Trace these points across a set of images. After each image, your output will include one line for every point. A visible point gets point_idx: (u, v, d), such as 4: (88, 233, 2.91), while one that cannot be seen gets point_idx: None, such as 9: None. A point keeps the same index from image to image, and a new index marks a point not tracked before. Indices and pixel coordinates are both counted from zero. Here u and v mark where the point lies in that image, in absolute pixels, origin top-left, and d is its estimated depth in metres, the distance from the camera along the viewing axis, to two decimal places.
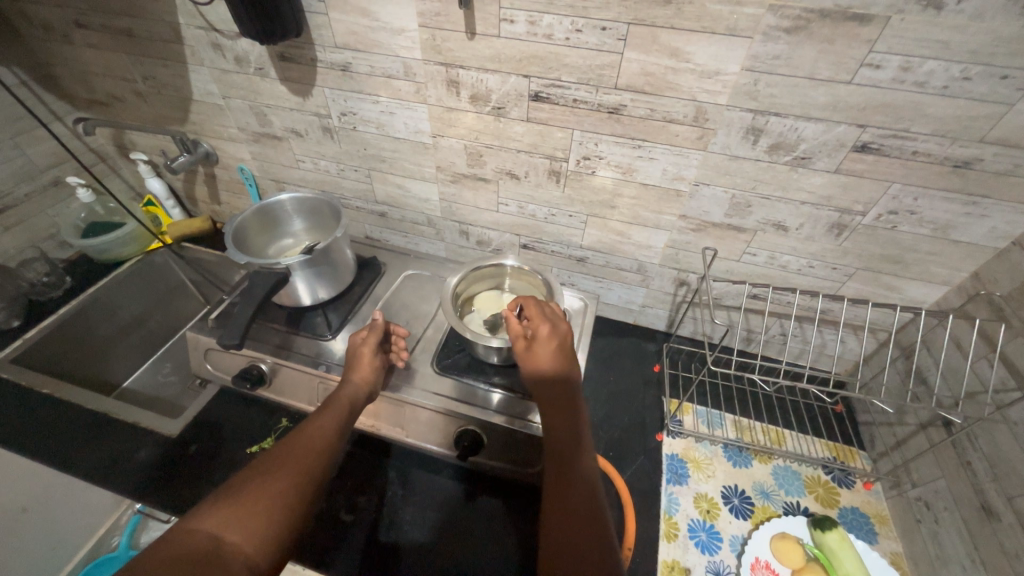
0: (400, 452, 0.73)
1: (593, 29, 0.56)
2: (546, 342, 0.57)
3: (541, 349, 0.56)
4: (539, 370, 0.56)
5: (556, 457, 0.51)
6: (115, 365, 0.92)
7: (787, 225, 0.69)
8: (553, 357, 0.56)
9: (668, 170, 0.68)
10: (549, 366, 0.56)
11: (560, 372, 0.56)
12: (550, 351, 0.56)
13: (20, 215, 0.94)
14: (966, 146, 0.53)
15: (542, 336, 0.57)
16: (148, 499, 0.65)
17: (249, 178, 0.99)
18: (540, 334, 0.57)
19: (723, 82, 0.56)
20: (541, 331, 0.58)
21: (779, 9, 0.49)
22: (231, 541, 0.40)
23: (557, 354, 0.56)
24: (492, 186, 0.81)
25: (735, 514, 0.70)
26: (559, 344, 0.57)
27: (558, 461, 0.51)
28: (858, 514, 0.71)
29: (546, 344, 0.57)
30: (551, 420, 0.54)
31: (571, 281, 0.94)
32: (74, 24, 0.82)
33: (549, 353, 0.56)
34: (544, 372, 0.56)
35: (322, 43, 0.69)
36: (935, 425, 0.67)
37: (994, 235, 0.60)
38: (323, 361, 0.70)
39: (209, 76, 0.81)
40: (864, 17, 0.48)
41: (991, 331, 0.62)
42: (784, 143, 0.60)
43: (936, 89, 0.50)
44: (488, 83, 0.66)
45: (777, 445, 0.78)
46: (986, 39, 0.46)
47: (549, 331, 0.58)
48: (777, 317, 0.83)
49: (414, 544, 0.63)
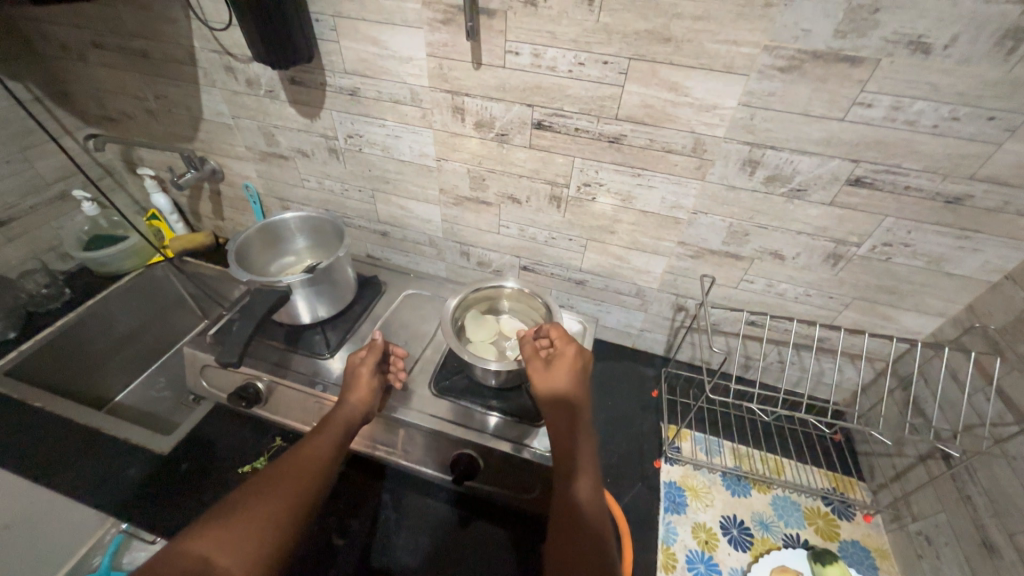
0: (394, 475, 0.71)
1: (596, 63, 0.58)
2: (570, 364, 0.58)
3: (563, 368, 0.57)
4: (557, 389, 0.56)
5: (561, 483, 0.51)
6: (109, 379, 0.91)
7: (784, 254, 0.70)
8: (572, 378, 0.57)
9: (667, 198, 0.69)
10: (569, 387, 0.56)
11: (577, 393, 0.56)
12: (570, 371, 0.57)
13: (25, 227, 0.95)
14: (957, 183, 0.55)
15: (567, 357, 0.58)
16: (134, 519, 0.64)
17: (254, 196, 1.00)
18: (565, 355, 0.58)
19: (720, 116, 0.58)
20: (566, 352, 0.59)
21: (774, 49, 0.51)
22: (222, 564, 0.40)
23: (575, 376, 0.57)
24: (493, 209, 0.82)
25: (734, 546, 0.69)
26: (580, 367, 0.58)
27: (562, 487, 0.50)
28: (858, 548, 0.70)
29: (568, 364, 0.58)
30: (560, 443, 0.54)
31: (570, 303, 0.95)
32: (91, 45, 0.85)
33: (571, 374, 0.57)
34: (562, 391, 0.56)
35: (332, 69, 0.72)
36: (934, 458, 0.67)
37: (986, 269, 0.61)
38: (320, 380, 0.70)
39: (220, 96, 0.83)
40: (855, 59, 0.50)
41: (987, 363, 0.62)
42: (780, 175, 0.61)
43: (927, 128, 0.52)
44: (493, 111, 0.68)
45: (776, 475, 0.77)
46: (972, 83, 0.48)
47: (575, 353, 0.59)
48: (774, 344, 0.83)
49: (405, 572, 0.61)
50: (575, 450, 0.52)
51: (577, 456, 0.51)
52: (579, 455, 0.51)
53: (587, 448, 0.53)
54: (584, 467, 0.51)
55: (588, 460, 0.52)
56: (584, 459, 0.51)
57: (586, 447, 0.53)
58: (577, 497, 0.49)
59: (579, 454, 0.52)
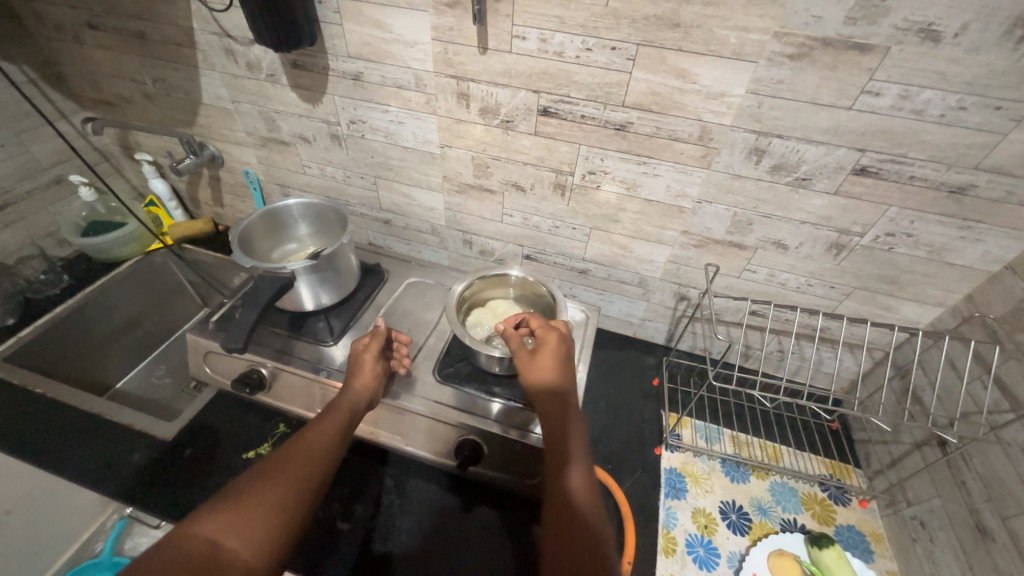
0: (397, 460, 0.72)
1: (603, 48, 0.58)
2: (553, 352, 0.57)
3: (548, 357, 0.57)
4: (541, 378, 0.56)
5: (551, 471, 0.50)
6: (109, 366, 0.91)
7: (787, 243, 0.70)
8: (557, 366, 0.56)
9: (672, 186, 0.69)
10: (553, 375, 0.56)
11: (562, 379, 0.56)
12: (553, 359, 0.57)
13: (21, 212, 0.94)
14: (961, 172, 0.55)
15: (550, 345, 0.58)
16: (138, 503, 0.64)
17: (253, 182, 0.99)
18: (547, 343, 0.58)
19: (728, 103, 0.58)
20: (548, 339, 0.59)
21: (783, 36, 0.51)
22: (230, 546, 0.40)
23: (560, 363, 0.57)
24: (497, 197, 0.82)
25: (733, 530, 0.71)
26: (563, 353, 0.58)
27: (553, 476, 0.50)
28: (854, 532, 0.72)
29: (553, 352, 0.57)
30: (548, 432, 0.53)
31: (572, 292, 0.95)
32: (87, 26, 0.83)
33: (554, 361, 0.57)
34: (545, 379, 0.55)
35: (335, 52, 0.70)
36: (931, 444, 0.68)
37: (987, 259, 0.62)
38: (324, 366, 0.70)
39: (220, 80, 0.82)
40: (864, 47, 0.49)
41: (984, 353, 0.63)
42: (786, 164, 0.61)
43: (934, 117, 0.52)
44: (498, 97, 0.67)
45: (774, 461, 0.79)
46: (981, 72, 0.48)
47: (557, 340, 0.58)
48: (776, 333, 0.84)
49: (409, 554, 0.62)
50: (561, 439, 0.52)
51: (567, 444, 0.51)
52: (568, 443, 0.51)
53: (575, 435, 0.52)
54: (573, 453, 0.50)
55: (576, 446, 0.51)
56: (573, 446, 0.51)
57: (572, 434, 0.52)
58: (568, 484, 0.48)
59: (568, 440, 0.51)
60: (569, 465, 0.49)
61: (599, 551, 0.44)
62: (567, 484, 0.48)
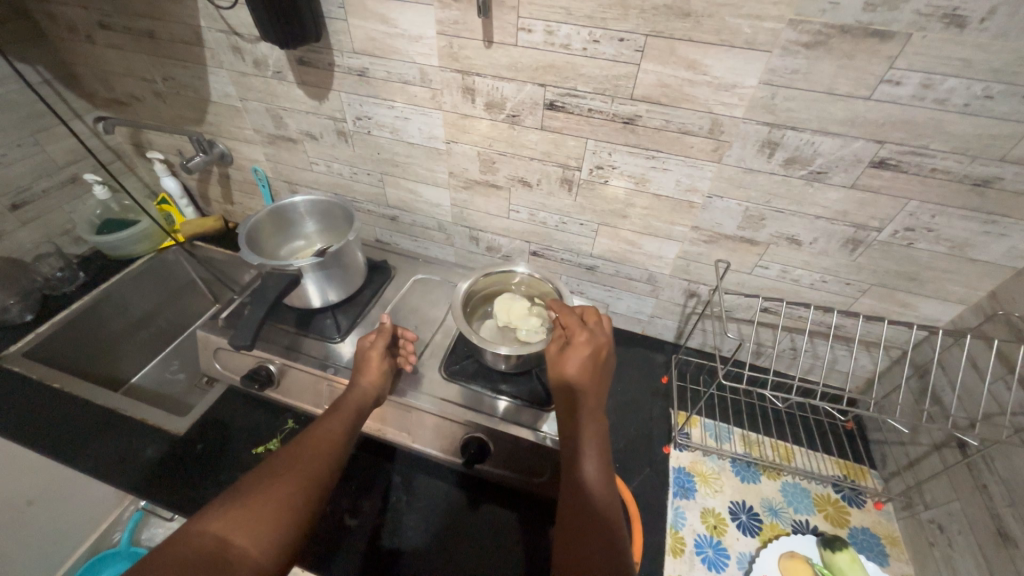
0: (404, 457, 0.72)
1: (610, 40, 0.57)
2: (580, 349, 0.55)
3: (572, 355, 0.55)
4: (564, 376, 0.54)
5: (567, 466, 0.50)
6: (124, 362, 0.93)
7: (801, 239, 0.68)
8: (581, 365, 0.54)
9: (682, 181, 0.67)
10: (576, 373, 0.54)
11: (585, 378, 0.54)
12: (578, 358, 0.54)
13: (38, 210, 0.96)
14: (986, 165, 0.53)
15: (578, 344, 0.55)
16: (150, 496, 0.65)
17: (262, 179, 0.99)
18: (576, 342, 0.56)
19: (740, 95, 0.56)
20: (576, 338, 0.56)
21: (798, 23, 0.49)
22: (238, 544, 0.41)
23: (586, 361, 0.54)
24: (503, 192, 0.81)
25: (743, 531, 0.69)
26: (590, 352, 0.55)
27: (568, 471, 0.49)
28: (868, 535, 0.70)
29: (577, 350, 0.55)
30: (566, 426, 0.52)
31: (580, 289, 0.94)
32: (98, 25, 0.84)
33: (578, 360, 0.54)
34: (568, 377, 0.54)
35: (340, 48, 0.70)
36: (950, 446, 0.66)
37: (1012, 254, 0.59)
38: (331, 363, 0.70)
39: (227, 78, 0.83)
40: (884, 34, 0.47)
41: (1008, 351, 0.61)
42: (800, 157, 0.59)
43: (958, 107, 0.50)
44: (503, 91, 0.66)
45: (787, 462, 0.77)
46: (1008, 58, 0.46)
47: (586, 339, 0.56)
48: (789, 331, 0.82)
49: (415, 550, 0.62)
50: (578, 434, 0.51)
51: (584, 441, 0.50)
52: (585, 439, 0.50)
53: (593, 429, 0.51)
54: (590, 449, 0.49)
55: (594, 443, 0.50)
56: (591, 444, 0.49)
57: (593, 431, 0.51)
58: (585, 479, 0.48)
59: (587, 437, 0.50)
60: (584, 460, 0.48)
61: (613, 549, 0.44)
62: (583, 481, 0.48)
